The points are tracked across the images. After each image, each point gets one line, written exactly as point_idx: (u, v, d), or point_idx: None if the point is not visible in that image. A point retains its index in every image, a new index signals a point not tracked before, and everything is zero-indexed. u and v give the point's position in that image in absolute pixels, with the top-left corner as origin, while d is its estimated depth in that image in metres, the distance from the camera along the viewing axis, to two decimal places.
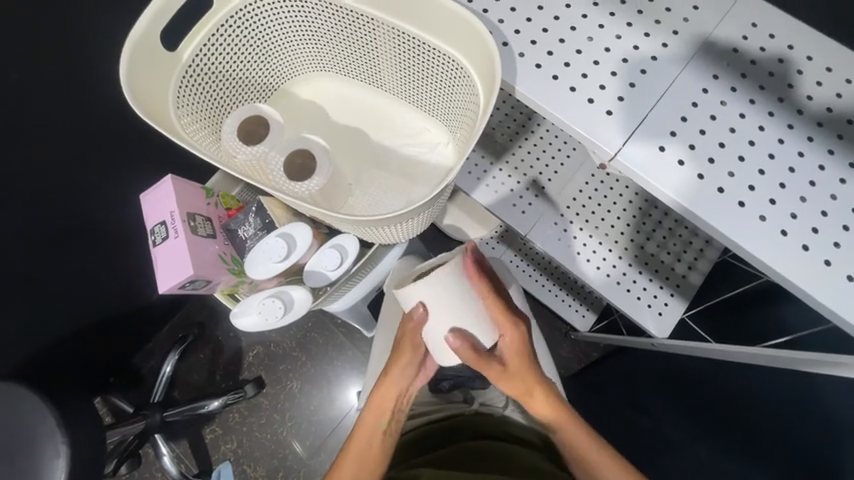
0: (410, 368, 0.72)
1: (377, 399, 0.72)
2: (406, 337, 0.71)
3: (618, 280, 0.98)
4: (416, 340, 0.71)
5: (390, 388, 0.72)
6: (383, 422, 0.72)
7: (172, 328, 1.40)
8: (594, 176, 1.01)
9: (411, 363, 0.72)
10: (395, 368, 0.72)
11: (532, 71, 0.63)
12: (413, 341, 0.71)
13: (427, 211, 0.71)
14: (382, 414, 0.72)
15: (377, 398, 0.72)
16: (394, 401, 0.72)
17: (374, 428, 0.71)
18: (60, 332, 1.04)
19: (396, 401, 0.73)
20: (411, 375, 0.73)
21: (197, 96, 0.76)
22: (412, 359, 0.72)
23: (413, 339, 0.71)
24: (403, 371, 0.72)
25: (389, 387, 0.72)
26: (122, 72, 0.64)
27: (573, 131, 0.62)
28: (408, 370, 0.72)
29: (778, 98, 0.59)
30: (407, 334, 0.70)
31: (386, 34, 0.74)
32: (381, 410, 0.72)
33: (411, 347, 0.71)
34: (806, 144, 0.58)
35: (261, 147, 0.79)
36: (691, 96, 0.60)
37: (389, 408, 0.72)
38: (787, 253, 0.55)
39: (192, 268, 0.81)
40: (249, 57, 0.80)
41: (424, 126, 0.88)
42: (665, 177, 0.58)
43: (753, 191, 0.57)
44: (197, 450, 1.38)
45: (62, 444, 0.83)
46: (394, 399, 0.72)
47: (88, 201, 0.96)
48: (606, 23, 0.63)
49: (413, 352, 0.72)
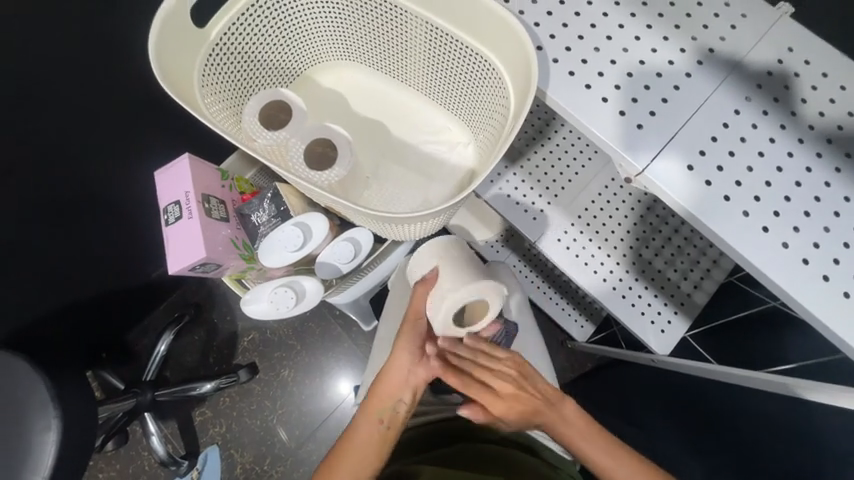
0: (413, 346, 0.71)
1: (382, 386, 0.70)
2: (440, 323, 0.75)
3: (623, 293, 0.97)
4: (419, 313, 0.75)
5: (392, 373, 0.70)
6: (381, 409, 0.69)
7: (169, 306, 1.38)
8: (607, 188, 1.01)
9: (411, 343, 0.71)
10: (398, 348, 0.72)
11: (564, 78, 0.63)
12: (413, 315, 0.75)
13: (444, 213, 0.71)
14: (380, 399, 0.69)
15: (379, 387, 0.70)
16: (398, 387, 0.69)
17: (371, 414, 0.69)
18: (59, 302, 1.03)
19: (396, 387, 0.69)
20: (413, 359, 0.70)
21: (222, 75, 0.75)
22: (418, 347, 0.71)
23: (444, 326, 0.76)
24: (404, 347, 0.71)
25: (393, 367, 0.70)
26: (150, 47, 0.63)
27: (599, 141, 0.61)
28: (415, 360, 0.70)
29: (808, 126, 0.59)
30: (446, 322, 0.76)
31: (417, 28, 0.73)
32: (383, 400, 0.69)
33: (413, 325, 0.73)
34: (832, 174, 0.57)
35: (282, 133, 0.78)
36: (722, 116, 0.60)
37: (389, 392, 0.69)
38: (805, 283, 0.55)
39: (204, 252, 0.79)
40: (275, 40, 0.79)
41: (447, 124, 0.87)
42: (689, 195, 0.58)
43: (777, 216, 0.57)
44: (186, 431, 1.38)
45: (54, 417, 0.82)
46: (398, 386, 0.69)
47: (97, 173, 0.95)
48: (642, 35, 0.63)
49: (413, 329, 0.73)
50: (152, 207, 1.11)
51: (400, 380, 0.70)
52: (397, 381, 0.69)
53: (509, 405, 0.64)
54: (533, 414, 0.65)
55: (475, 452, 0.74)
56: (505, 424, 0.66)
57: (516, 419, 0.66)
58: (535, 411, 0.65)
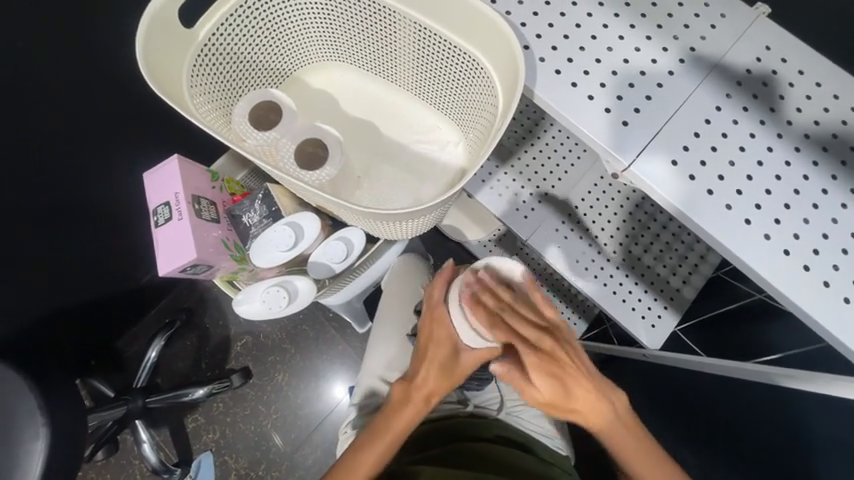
0: (443, 369, 0.70)
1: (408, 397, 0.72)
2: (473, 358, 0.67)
3: (614, 289, 0.99)
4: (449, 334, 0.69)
5: (421, 388, 0.72)
6: (410, 419, 0.72)
7: (160, 311, 1.37)
8: (596, 186, 1.03)
9: (442, 364, 0.70)
10: (425, 367, 0.71)
11: (551, 77, 0.64)
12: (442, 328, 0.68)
13: (436, 210, 0.71)
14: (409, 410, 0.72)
15: (407, 399, 0.72)
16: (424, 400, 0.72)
17: (400, 423, 0.72)
18: (47, 309, 1.02)
19: (423, 399, 0.72)
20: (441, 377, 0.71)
21: (211, 76, 0.74)
22: (453, 376, 0.70)
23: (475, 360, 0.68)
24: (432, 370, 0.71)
25: (421, 381, 0.72)
26: (138, 48, 0.62)
27: (587, 138, 0.63)
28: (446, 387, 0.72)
29: (786, 121, 0.61)
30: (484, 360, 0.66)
31: (406, 29, 0.74)
32: (411, 411, 0.72)
33: (441, 348, 0.70)
34: (811, 168, 0.59)
35: (273, 134, 0.78)
36: (704, 113, 0.61)
37: (417, 404, 0.72)
38: (788, 273, 0.56)
39: (194, 252, 0.79)
40: (264, 41, 0.79)
41: (437, 124, 0.88)
42: (674, 190, 0.59)
43: (759, 209, 0.58)
44: (178, 438, 1.36)
45: (42, 426, 0.81)
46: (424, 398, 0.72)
47: (85, 178, 0.94)
48: (626, 35, 0.64)
49: (440, 351, 0.70)
50: (141, 211, 1.10)
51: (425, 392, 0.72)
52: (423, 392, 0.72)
53: (543, 368, 0.58)
54: (561, 381, 0.60)
55: (469, 451, 0.74)
56: (536, 394, 0.60)
57: (577, 399, 0.61)
58: (562, 377, 0.59)
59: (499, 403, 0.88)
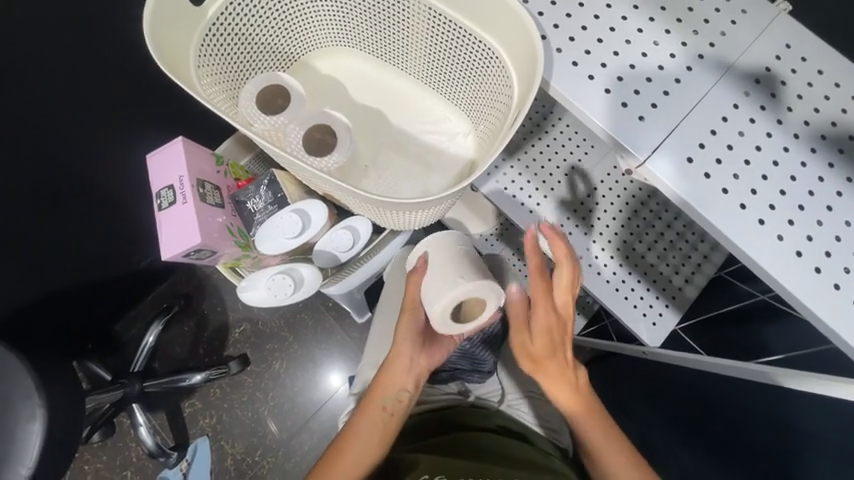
0: (416, 340, 0.71)
1: (385, 374, 0.71)
2: (409, 295, 0.71)
3: (617, 286, 0.99)
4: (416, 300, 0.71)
5: (397, 361, 0.71)
6: (389, 396, 0.71)
7: (158, 296, 1.36)
8: (603, 182, 1.02)
9: (416, 331, 0.71)
10: (401, 339, 0.71)
11: (568, 68, 0.62)
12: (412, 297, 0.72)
13: (445, 201, 0.70)
14: (388, 386, 0.71)
15: (384, 376, 0.71)
16: (402, 376, 0.71)
17: (381, 399, 0.71)
18: (44, 291, 1.01)
19: (402, 373, 0.71)
20: (415, 349, 0.71)
21: (217, 56, 0.72)
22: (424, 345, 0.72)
23: (415, 298, 0.71)
24: (408, 338, 0.71)
25: (398, 354, 0.71)
26: (145, 24, 0.60)
27: (602, 133, 0.61)
28: (412, 341, 0.71)
29: (804, 122, 0.60)
30: (412, 289, 0.70)
31: (420, 14, 0.72)
32: (387, 387, 0.71)
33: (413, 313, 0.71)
34: (826, 170, 0.59)
35: (279, 118, 0.76)
36: (722, 111, 0.60)
37: (397, 379, 0.71)
38: (798, 275, 0.56)
39: (199, 238, 0.78)
40: (272, 22, 0.77)
41: (446, 114, 0.86)
42: (689, 188, 0.59)
43: (772, 210, 0.58)
44: (175, 422, 1.36)
45: (39, 407, 0.80)
46: (400, 375, 0.71)
47: (83, 158, 0.92)
48: (645, 28, 0.63)
49: (413, 316, 0.71)
50: (141, 195, 1.09)
51: (402, 369, 0.71)
52: (399, 369, 0.71)
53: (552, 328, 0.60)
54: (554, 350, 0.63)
55: (468, 441, 0.75)
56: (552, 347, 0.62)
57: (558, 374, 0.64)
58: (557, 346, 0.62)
59: (499, 396, 0.88)
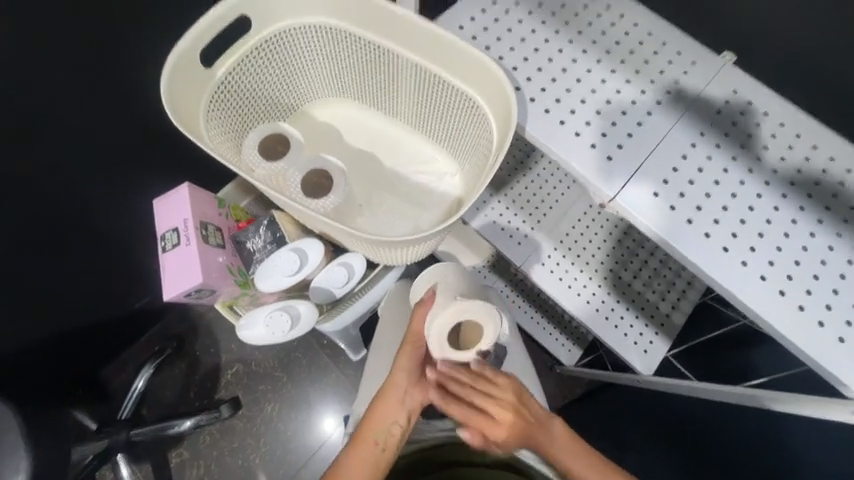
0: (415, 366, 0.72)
1: (380, 405, 0.70)
2: (414, 325, 0.75)
3: (606, 315, 1.01)
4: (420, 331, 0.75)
5: (392, 390, 0.70)
6: (381, 429, 0.69)
7: (149, 338, 1.34)
8: (586, 214, 1.07)
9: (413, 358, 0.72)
10: (399, 366, 0.72)
11: (541, 115, 0.70)
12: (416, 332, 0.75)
13: (435, 237, 0.74)
14: (382, 417, 0.69)
15: (377, 406, 0.70)
16: (396, 409, 0.70)
17: (373, 432, 0.69)
18: (38, 336, 1.00)
19: (396, 403, 0.70)
20: (410, 380, 0.71)
21: (224, 110, 0.80)
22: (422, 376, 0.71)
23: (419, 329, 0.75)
24: (406, 363, 0.72)
25: (395, 383, 0.71)
26: (162, 89, 0.68)
27: (575, 171, 0.67)
28: (411, 368, 0.71)
29: (755, 158, 0.66)
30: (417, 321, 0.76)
31: (407, 69, 0.80)
32: (381, 420, 0.69)
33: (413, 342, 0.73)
34: (780, 200, 0.64)
35: (279, 165, 0.84)
36: (680, 149, 0.67)
37: (391, 409, 0.70)
38: (763, 298, 0.60)
39: (200, 277, 0.81)
40: (274, 78, 0.85)
41: (434, 155, 0.93)
42: (656, 220, 0.64)
43: (735, 238, 0.63)
44: (160, 473, 1.30)
45: (24, 460, 0.78)
46: (394, 408, 0.70)
47: (87, 205, 0.96)
48: (607, 78, 0.71)
49: (412, 344, 0.73)
50: (141, 238, 1.11)
51: (397, 401, 0.70)
52: (394, 400, 0.70)
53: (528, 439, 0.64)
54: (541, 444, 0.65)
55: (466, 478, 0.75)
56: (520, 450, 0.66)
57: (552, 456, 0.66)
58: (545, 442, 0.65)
59: None
